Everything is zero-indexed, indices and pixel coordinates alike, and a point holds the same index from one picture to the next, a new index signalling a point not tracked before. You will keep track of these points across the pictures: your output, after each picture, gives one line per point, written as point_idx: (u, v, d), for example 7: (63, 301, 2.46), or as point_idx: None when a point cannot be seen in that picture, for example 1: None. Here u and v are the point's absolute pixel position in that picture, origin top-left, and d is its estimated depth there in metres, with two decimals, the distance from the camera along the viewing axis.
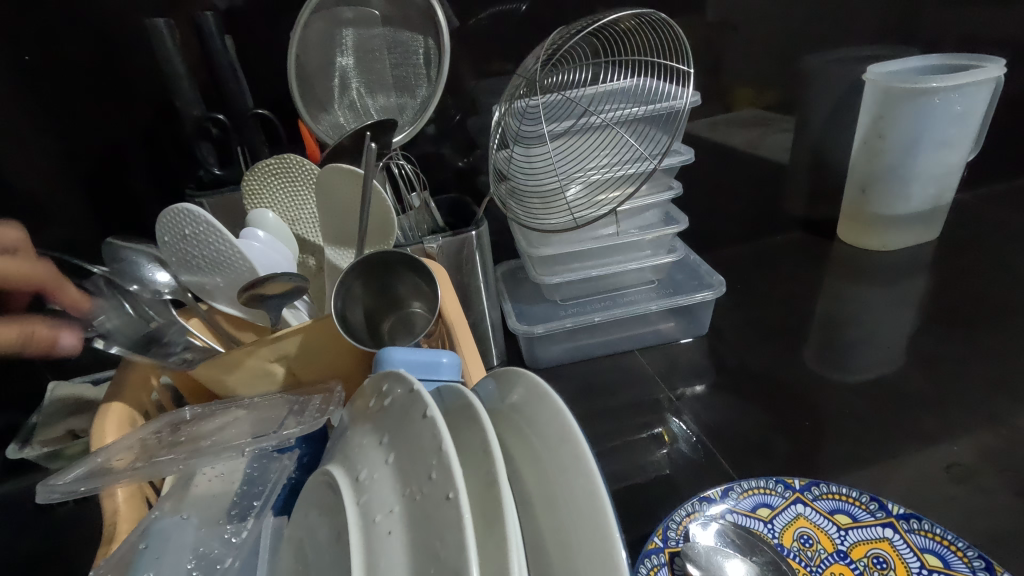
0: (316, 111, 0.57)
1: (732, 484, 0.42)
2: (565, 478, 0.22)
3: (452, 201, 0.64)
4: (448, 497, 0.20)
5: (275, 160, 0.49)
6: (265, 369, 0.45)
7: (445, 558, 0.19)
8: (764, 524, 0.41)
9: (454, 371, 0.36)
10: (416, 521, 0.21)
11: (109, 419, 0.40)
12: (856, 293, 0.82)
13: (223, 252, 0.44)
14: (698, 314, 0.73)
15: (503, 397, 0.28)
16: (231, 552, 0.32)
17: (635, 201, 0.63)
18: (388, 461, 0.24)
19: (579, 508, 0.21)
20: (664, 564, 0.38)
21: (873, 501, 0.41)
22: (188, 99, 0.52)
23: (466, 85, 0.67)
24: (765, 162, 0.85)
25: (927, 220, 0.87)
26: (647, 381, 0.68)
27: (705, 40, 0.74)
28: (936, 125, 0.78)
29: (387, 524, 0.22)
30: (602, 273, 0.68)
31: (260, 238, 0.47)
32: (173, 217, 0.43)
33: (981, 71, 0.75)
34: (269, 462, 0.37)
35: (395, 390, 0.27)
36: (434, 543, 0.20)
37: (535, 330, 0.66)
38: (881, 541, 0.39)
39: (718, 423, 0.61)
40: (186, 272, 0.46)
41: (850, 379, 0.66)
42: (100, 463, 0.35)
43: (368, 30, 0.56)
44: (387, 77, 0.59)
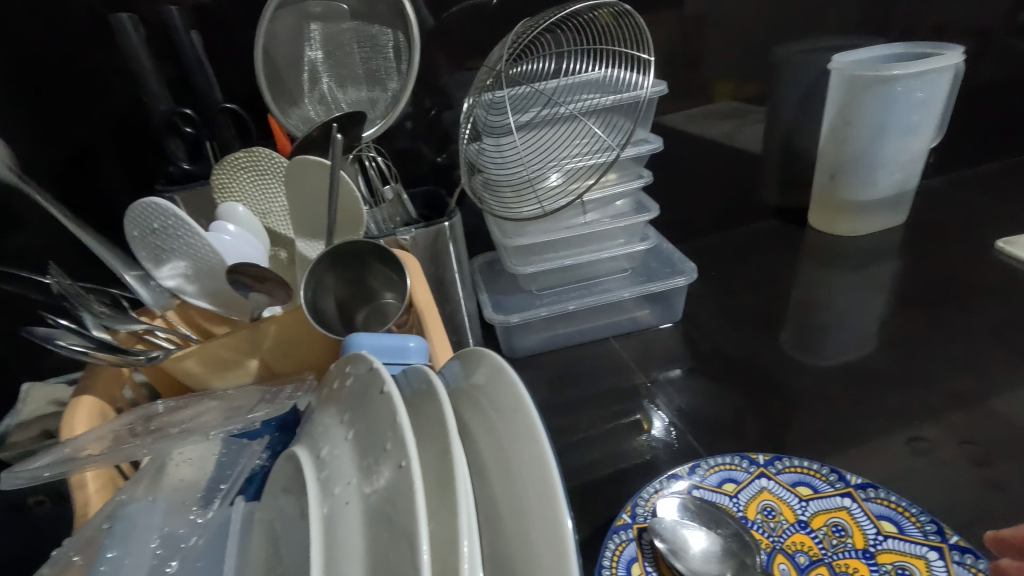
0: (286, 105, 0.57)
1: (699, 461, 0.44)
2: (518, 447, 0.23)
3: (425, 193, 0.64)
4: (401, 465, 0.21)
5: (244, 154, 0.50)
6: (236, 360, 0.45)
7: (397, 523, 0.20)
8: (730, 498, 0.42)
9: (422, 355, 0.36)
10: (372, 491, 0.22)
11: (79, 412, 0.40)
12: (827, 279, 0.84)
13: (193, 247, 0.44)
14: (672, 301, 0.75)
15: (465, 377, 0.29)
16: (196, 531, 0.33)
17: (605, 190, 0.64)
18: (348, 437, 0.25)
19: (530, 474, 0.22)
20: (633, 539, 0.39)
21: (833, 472, 0.42)
22: (155, 94, 0.53)
23: (437, 79, 0.67)
24: (738, 152, 0.87)
25: (895, 205, 0.89)
26: (624, 368, 0.70)
27: (673, 34, 0.75)
28: (900, 112, 0.80)
29: (345, 495, 0.23)
30: (576, 262, 0.69)
31: (231, 231, 0.47)
32: (141, 211, 0.44)
33: (942, 58, 0.77)
34: (239, 448, 0.38)
35: (358, 370, 0.28)
36: (387, 508, 0.21)
37: (511, 320, 0.67)
38: (840, 511, 0.41)
39: (692, 407, 0.63)
40: (154, 266, 0.46)
41: (821, 362, 0.68)
42: (70, 450, 0.35)
43: (337, 25, 0.57)
44: (358, 71, 0.59)
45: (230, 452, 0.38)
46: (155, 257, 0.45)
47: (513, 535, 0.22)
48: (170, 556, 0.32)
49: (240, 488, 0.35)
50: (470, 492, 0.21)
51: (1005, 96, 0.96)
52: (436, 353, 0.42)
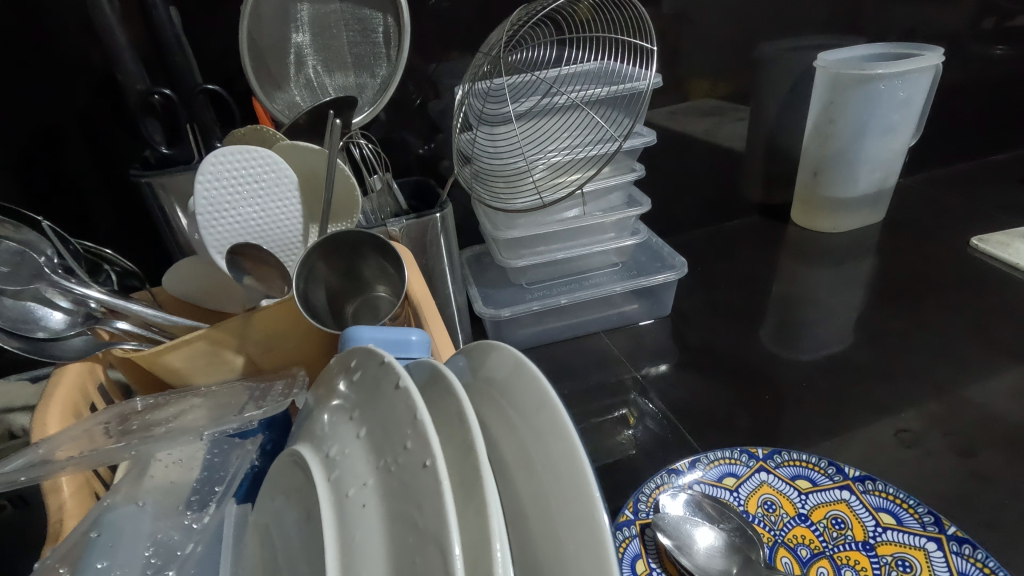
0: (270, 89, 0.55)
1: (699, 455, 0.43)
2: (544, 444, 0.22)
3: (415, 183, 0.63)
4: (425, 464, 0.20)
5: (244, 131, 0.46)
6: (220, 355, 0.43)
7: (424, 526, 0.19)
8: (730, 493, 0.42)
9: (424, 348, 0.35)
10: (392, 492, 0.21)
11: (52, 409, 0.37)
12: (809, 274, 0.85)
13: (278, 211, 0.44)
14: (661, 295, 0.74)
15: (476, 371, 0.28)
16: (192, 538, 0.32)
17: (598, 183, 0.64)
18: (360, 435, 0.24)
19: (559, 472, 0.21)
20: (636, 536, 0.39)
21: (831, 465, 0.42)
22: (131, 73, 0.49)
23: (424, 67, 0.65)
24: (722, 149, 0.87)
25: (873, 203, 0.91)
26: (613, 362, 0.69)
27: (660, 30, 0.75)
28: (881, 112, 0.81)
29: (361, 497, 0.21)
30: (568, 255, 0.68)
31: (277, 213, 0.44)
32: (249, 157, 0.42)
33: (922, 59, 0.78)
34: (230, 448, 0.35)
35: (364, 365, 0.26)
36: (412, 511, 0.19)
37: (502, 314, 0.66)
38: (839, 503, 0.41)
39: (683, 401, 0.63)
40: (214, 197, 0.41)
41: (807, 356, 0.69)
42: (46, 451, 0.33)
43: (325, 6, 0.54)
44: (346, 55, 0.57)
45: (220, 452, 0.35)
46: (223, 194, 0.42)
47: (541, 535, 0.21)
48: (167, 564, 0.30)
49: (233, 491, 0.33)
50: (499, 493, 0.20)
51: (975, 99, 0.99)
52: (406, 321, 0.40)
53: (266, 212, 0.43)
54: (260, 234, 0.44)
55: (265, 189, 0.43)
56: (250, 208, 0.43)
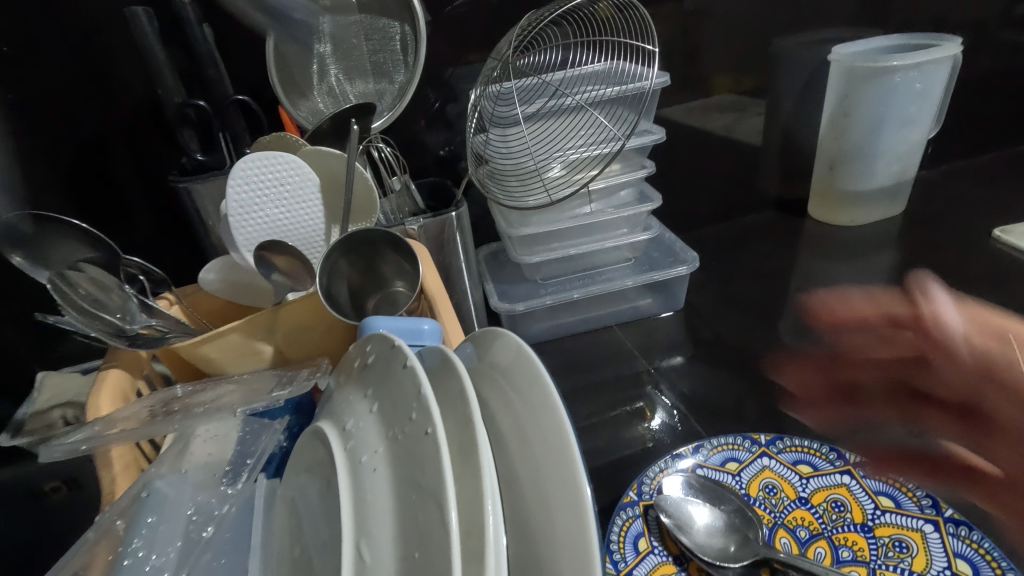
0: (295, 97, 0.59)
1: (703, 441, 0.45)
2: (535, 416, 0.25)
3: (432, 184, 0.65)
4: (427, 432, 0.23)
5: (271, 138, 0.50)
6: (253, 346, 0.46)
7: (424, 485, 0.21)
8: (733, 477, 0.44)
9: (436, 337, 0.37)
10: (399, 457, 0.23)
11: (104, 392, 0.41)
12: (826, 268, 0.85)
13: (302, 212, 0.47)
14: (673, 289, 0.76)
15: (482, 356, 0.30)
16: (228, 500, 0.35)
17: (608, 180, 0.66)
18: (372, 410, 0.26)
19: (549, 443, 0.24)
20: (639, 516, 0.41)
21: (832, 451, 0.44)
22: (169, 87, 0.53)
23: (443, 72, 0.68)
24: (739, 144, 0.88)
25: (892, 195, 0.90)
26: (627, 355, 0.71)
27: (674, 29, 0.76)
28: (898, 104, 0.81)
29: (372, 463, 0.24)
30: (580, 251, 0.70)
31: (301, 213, 0.47)
32: (275, 162, 0.45)
33: (940, 49, 0.78)
34: (260, 427, 0.39)
35: (378, 349, 0.29)
36: (415, 472, 0.22)
37: (517, 308, 0.68)
38: (839, 487, 0.42)
39: (695, 393, 0.64)
40: (243, 200, 0.45)
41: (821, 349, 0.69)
42: (101, 429, 0.36)
43: (345, 17, 0.58)
44: (365, 63, 0.60)
45: (251, 431, 0.38)
46: (252, 196, 0.45)
47: (532, 497, 0.23)
48: (206, 522, 0.34)
49: (263, 466, 0.36)
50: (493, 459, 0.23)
51: (1000, 88, 0.97)
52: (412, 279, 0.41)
53: (292, 213, 0.47)
54: (286, 234, 0.47)
55: (290, 192, 0.46)
56: (277, 209, 0.46)
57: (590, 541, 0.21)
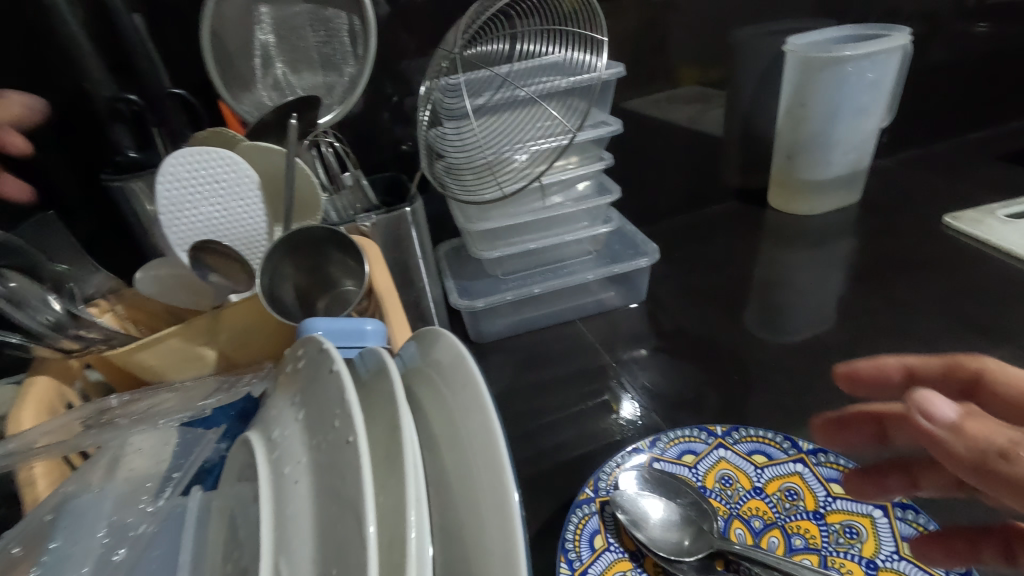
0: (237, 90, 0.56)
1: (660, 434, 0.45)
2: (466, 418, 0.24)
3: (386, 179, 0.64)
4: (348, 440, 0.21)
5: (208, 134, 0.48)
6: (191, 351, 0.44)
7: (344, 496, 0.20)
8: (690, 469, 0.44)
9: (379, 337, 0.36)
10: (321, 465, 0.22)
11: (28, 402, 0.39)
12: (787, 257, 0.86)
13: (240, 211, 0.45)
14: (635, 281, 0.75)
15: (421, 356, 0.29)
16: (145, 519, 0.32)
17: (566, 173, 0.65)
18: (298, 418, 0.25)
19: (479, 446, 0.23)
20: (595, 513, 0.40)
21: (786, 440, 0.44)
22: (97, 81, 0.53)
23: (395, 63, 0.66)
24: (700, 135, 0.88)
25: (849, 184, 0.91)
26: (591, 349, 0.70)
27: (633, 18, 0.75)
28: (851, 94, 0.82)
29: (295, 474, 0.23)
30: (540, 245, 0.69)
31: (237, 210, 0.45)
32: (208, 158, 0.43)
33: (890, 39, 0.79)
34: (195, 437, 0.37)
35: (308, 353, 0.28)
36: (336, 482, 0.21)
37: (477, 305, 0.67)
38: (793, 476, 0.42)
39: (657, 385, 0.64)
40: (171, 197, 0.43)
41: (781, 338, 0.70)
42: (20, 448, 0.34)
43: (289, 8, 0.56)
44: (313, 54, 0.58)
45: (185, 441, 0.37)
46: (182, 194, 0.43)
47: (462, 502, 0.22)
48: (119, 543, 0.31)
49: (197, 480, 0.34)
50: (419, 464, 0.22)
51: (951, 78, 1.00)
52: (883, 415, 0.40)
53: (229, 211, 0.45)
54: (223, 233, 0.45)
55: (225, 189, 0.44)
56: (213, 208, 0.44)
57: (516, 547, 0.20)
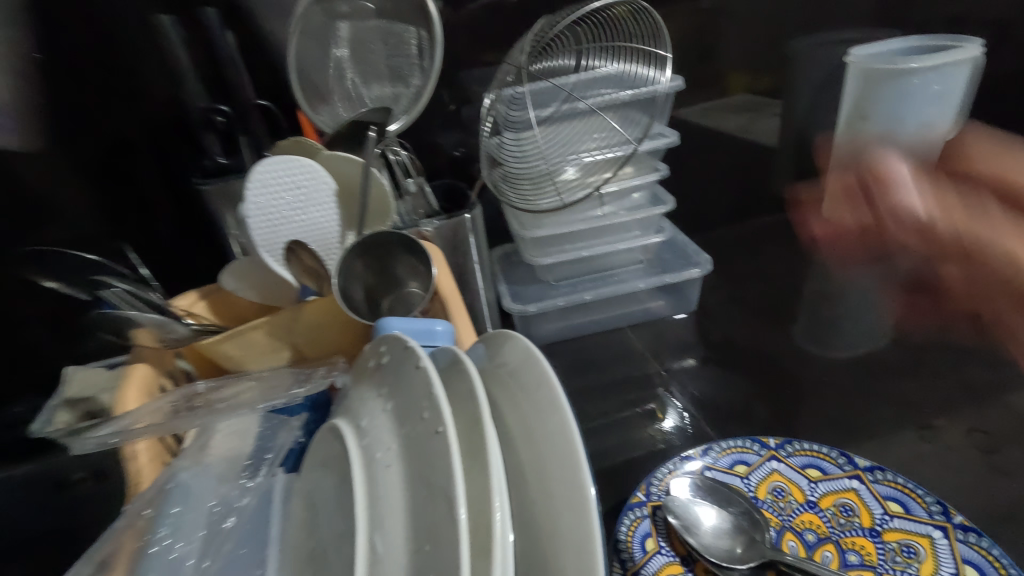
0: (314, 101, 0.60)
1: (712, 444, 0.45)
2: (542, 416, 0.26)
3: (446, 186, 0.66)
4: (437, 431, 0.24)
5: (288, 143, 0.51)
6: (273, 345, 0.48)
7: (435, 483, 0.22)
8: (741, 480, 0.44)
9: (449, 338, 0.38)
10: (409, 455, 0.24)
11: (131, 386, 0.42)
12: (841, 271, 0.85)
13: (318, 215, 0.48)
14: (685, 291, 0.76)
15: (491, 357, 0.31)
16: (246, 492, 0.36)
17: (620, 183, 0.66)
18: (386, 409, 0.27)
19: (554, 443, 0.24)
20: (647, 516, 0.41)
21: (842, 456, 0.44)
22: (194, 91, 0.55)
23: (457, 75, 0.69)
24: (753, 145, 0.88)
25: None
26: (639, 356, 0.71)
27: (689, 29, 0.76)
28: (916, 106, 0.79)
29: (386, 459, 0.25)
30: (592, 253, 0.71)
31: (315, 214, 0.48)
32: (289, 167, 0.46)
33: (959, 52, 0.76)
34: (278, 424, 0.41)
35: (392, 350, 0.30)
36: (426, 471, 0.23)
37: (529, 309, 0.69)
38: (848, 491, 0.42)
39: (706, 395, 0.64)
40: (259, 204, 0.46)
41: (833, 353, 0.69)
42: (130, 425, 0.37)
43: (363, 23, 0.59)
44: (382, 67, 0.61)
45: (269, 427, 0.41)
46: (268, 201, 0.46)
47: (537, 495, 0.24)
48: (225, 513, 0.35)
49: (282, 461, 0.38)
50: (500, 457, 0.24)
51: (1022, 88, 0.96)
52: None
53: (308, 215, 0.48)
54: (303, 236, 0.48)
55: (306, 194, 0.48)
56: (293, 212, 0.48)
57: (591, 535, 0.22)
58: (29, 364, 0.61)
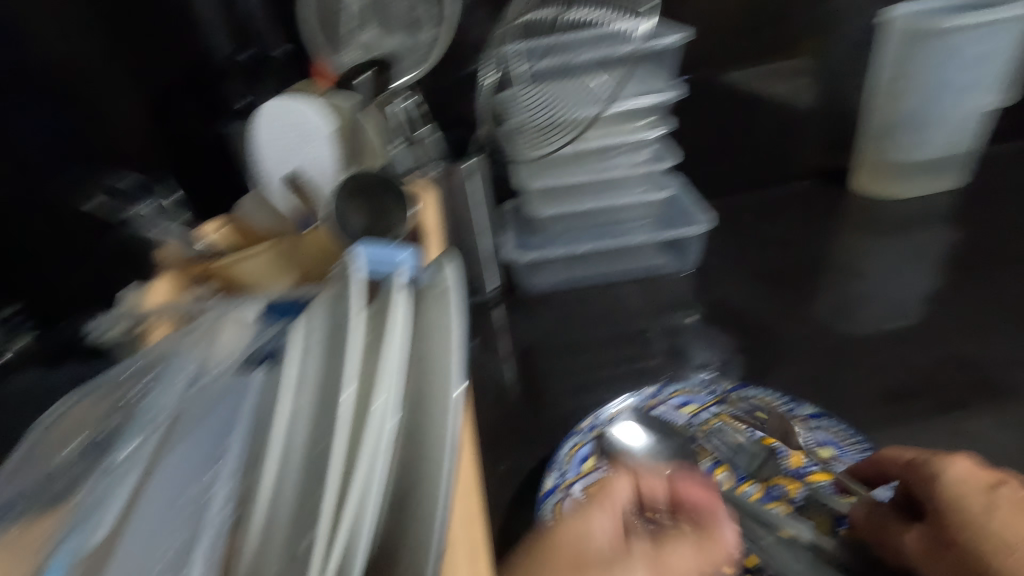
0: (330, 49, 0.64)
1: (668, 384, 0.52)
2: (440, 316, 0.31)
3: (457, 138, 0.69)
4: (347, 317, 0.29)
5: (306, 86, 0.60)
6: (274, 267, 0.54)
7: (338, 358, 0.28)
8: (690, 417, 0.50)
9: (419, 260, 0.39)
10: (329, 348, 0.29)
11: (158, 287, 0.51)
12: (864, 244, 0.81)
13: (313, 151, 0.56)
14: (686, 249, 0.76)
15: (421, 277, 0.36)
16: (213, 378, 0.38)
17: (615, 139, 0.68)
18: (321, 306, 0.33)
19: (443, 337, 0.30)
20: (590, 438, 0.48)
21: (786, 402, 0.50)
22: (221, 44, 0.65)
23: (467, 28, 0.71)
24: (780, 109, 0.84)
25: (945, 169, 0.85)
26: (632, 313, 0.73)
27: None
28: (954, 69, 0.77)
29: (310, 343, 0.31)
30: (592, 207, 0.73)
31: (312, 151, 0.55)
32: (290, 107, 0.55)
33: (1007, 9, 0.73)
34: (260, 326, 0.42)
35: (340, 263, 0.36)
36: (335, 350, 0.29)
37: (526, 257, 0.73)
38: (786, 435, 0.48)
39: (689, 353, 0.65)
40: (268, 137, 0.56)
41: (830, 324, 0.68)
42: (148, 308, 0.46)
43: None
44: (397, 18, 0.64)
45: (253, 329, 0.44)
46: (275, 134, 0.56)
47: (426, 393, 0.28)
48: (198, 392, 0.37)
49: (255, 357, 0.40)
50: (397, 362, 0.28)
51: None
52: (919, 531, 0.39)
53: (306, 151, 0.56)
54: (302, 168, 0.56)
55: (305, 132, 0.55)
56: (295, 147, 0.56)
57: (448, 428, 0.27)
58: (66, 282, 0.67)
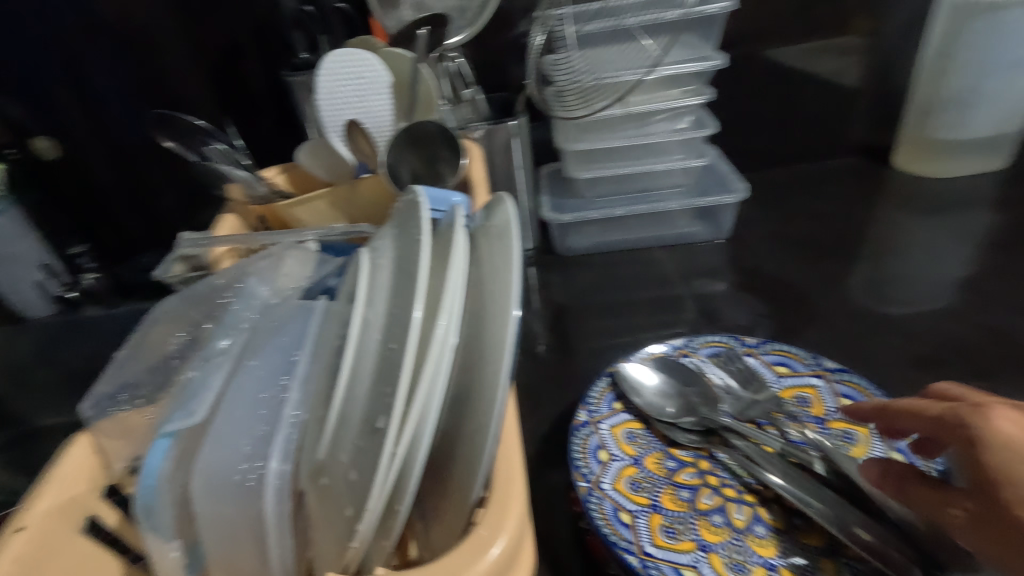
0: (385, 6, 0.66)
1: (695, 336, 0.54)
2: (498, 243, 0.34)
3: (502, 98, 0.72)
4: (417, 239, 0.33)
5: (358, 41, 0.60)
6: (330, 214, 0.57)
7: (408, 271, 0.32)
8: (713, 367, 0.52)
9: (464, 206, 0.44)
10: (399, 266, 0.33)
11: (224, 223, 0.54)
12: (901, 220, 0.81)
13: (374, 102, 0.57)
14: (720, 217, 0.78)
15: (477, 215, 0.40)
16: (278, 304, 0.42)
17: (660, 105, 0.69)
18: (390, 234, 0.36)
19: (501, 260, 0.33)
20: (612, 382, 0.50)
21: (810, 357, 0.51)
22: None
23: None
24: (824, 82, 0.84)
25: (990, 148, 0.84)
26: (666, 276, 0.75)
27: None
28: (1011, 44, 0.74)
29: (381, 262, 0.35)
30: (630, 171, 0.74)
31: (373, 103, 0.57)
32: (353, 60, 0.56)
33: None
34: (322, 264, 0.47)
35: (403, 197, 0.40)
36: (406, 265, 0.32)
37: (564, 218, 0.74)
38: (808, 387, 0.50)
39: (719, 316, 0.68)
40: (328, 90, 0.56)
41: (860, 295, 0.69)
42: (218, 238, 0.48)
43: None
44: None
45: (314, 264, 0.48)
46: (336, 87, 0.56)
47: (483, 315, 0.32)
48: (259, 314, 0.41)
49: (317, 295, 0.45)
50: (458, 285, 0.31)
51: None
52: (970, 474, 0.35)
53: (366, 101, 0.57)
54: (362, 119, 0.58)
55: (366, 83, 0.57)
56: (354, 98, 0.57)
57: (508, 336, 0.30)
58: (138, 223, 0.72)
